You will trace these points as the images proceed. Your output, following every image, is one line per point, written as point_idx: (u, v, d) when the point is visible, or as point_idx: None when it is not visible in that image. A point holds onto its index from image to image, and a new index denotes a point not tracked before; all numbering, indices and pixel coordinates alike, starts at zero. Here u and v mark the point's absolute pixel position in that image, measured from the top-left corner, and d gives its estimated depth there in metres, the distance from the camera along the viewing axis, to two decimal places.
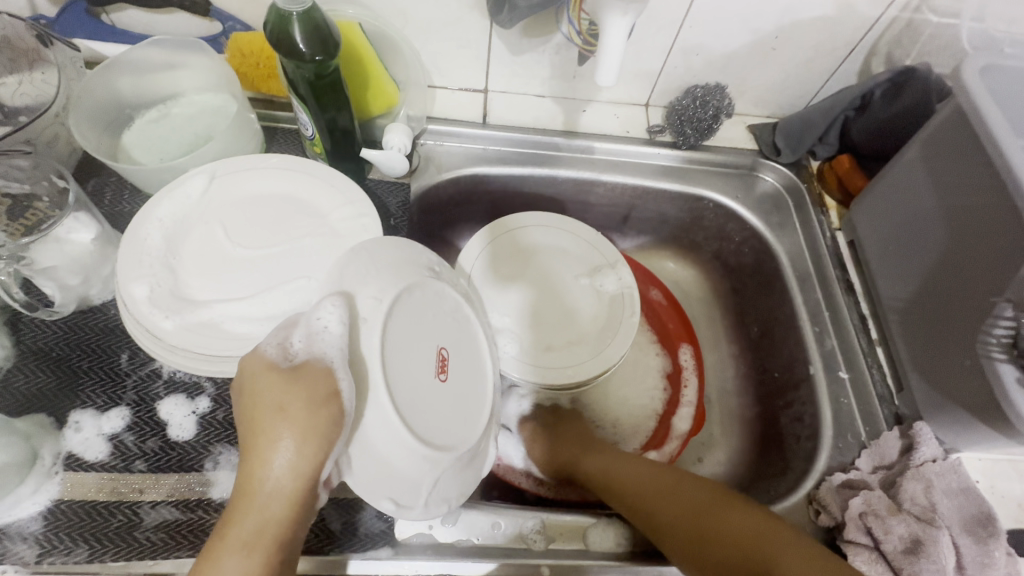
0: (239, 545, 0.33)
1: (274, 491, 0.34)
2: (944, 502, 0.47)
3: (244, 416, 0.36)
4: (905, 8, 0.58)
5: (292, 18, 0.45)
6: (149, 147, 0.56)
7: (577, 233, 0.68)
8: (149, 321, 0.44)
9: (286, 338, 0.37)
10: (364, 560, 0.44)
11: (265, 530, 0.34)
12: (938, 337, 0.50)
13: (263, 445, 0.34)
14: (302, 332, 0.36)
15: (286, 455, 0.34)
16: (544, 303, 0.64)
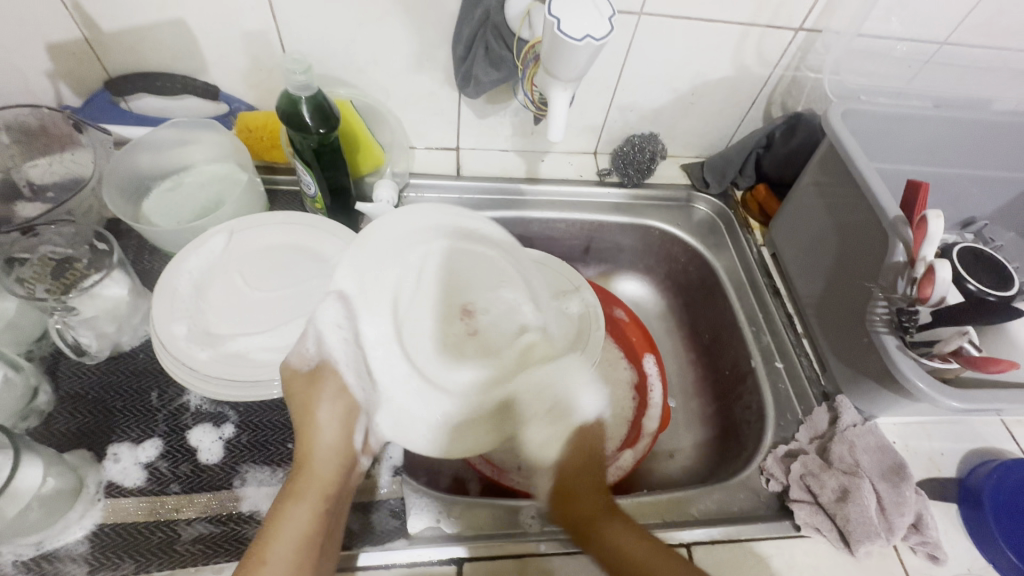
0: (302, 498, 0.46)
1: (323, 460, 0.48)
2: (865, 457, 0.56)
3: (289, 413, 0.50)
4: (787, 68, 0.74)
5: (301, 100, 0.56)
6: (167, 212, 0.64)
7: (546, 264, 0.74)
8: (184, 355, 0.52)
9: (300, 347, 0.50)
10: (387, 551, 0.50)
11: (319, 481, 0.47)
12: (844, 323, 0.61)
13: (308, 427, 0.49)
14: (313, 337, 0.50)
15: (327, 433, 0.49)
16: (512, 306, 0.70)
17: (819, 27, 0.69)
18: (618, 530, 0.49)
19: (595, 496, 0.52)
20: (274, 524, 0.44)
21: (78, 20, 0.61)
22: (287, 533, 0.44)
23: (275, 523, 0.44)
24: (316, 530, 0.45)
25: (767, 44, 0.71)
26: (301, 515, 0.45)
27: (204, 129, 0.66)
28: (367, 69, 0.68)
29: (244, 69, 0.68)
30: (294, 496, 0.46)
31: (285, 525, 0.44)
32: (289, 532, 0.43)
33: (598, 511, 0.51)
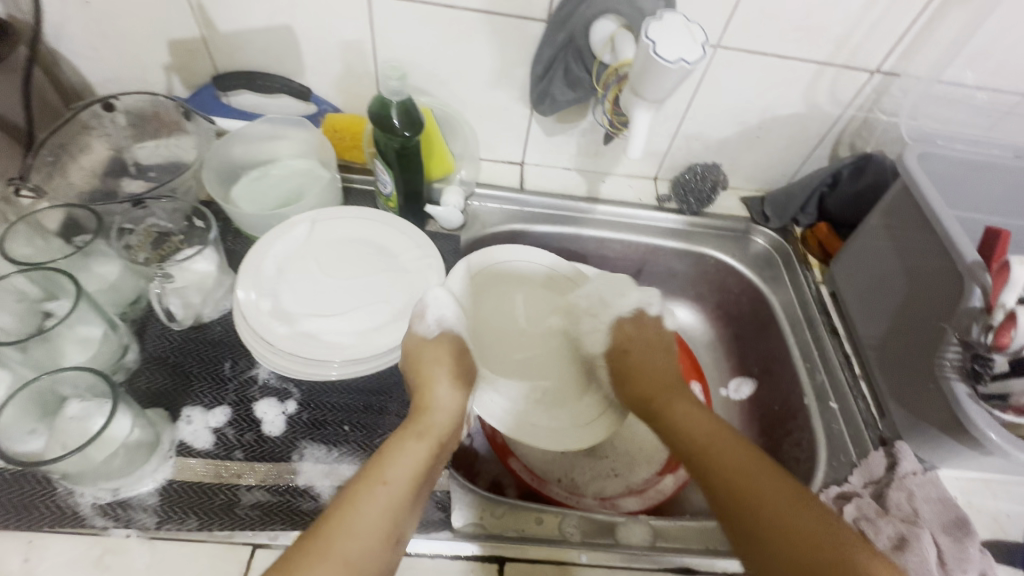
0: (413, 448, 0.48)
1: (441, 414, 0.52)
2: (925, 508, 0.54)
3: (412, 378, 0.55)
4: (859, 109, 0.74)
5: (392, 104, 0.60)
6: (254, 199, 0.69)
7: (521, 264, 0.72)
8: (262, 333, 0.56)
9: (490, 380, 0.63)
10: (435, 542, 0.51)
11: (434, 429, 0.51)
12: (908, 367, 0.60)
13: (433, 379, 0.53)
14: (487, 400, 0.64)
15: (446, 390, 0.54)
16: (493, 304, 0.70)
17: (897, 71, 0.69)
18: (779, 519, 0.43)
19: (759, 473, 0.46)
20: (378, 477, 0.45)
21: (200, 21, 0.67)
22: (395, 475, 0.46)
23: (380, 465, 0.46)
24: (417, 479, 0.47)
25: (841, 84, 0.71)
26: (411, 457, 0.47)
27: (293, 125, 0.72)
28: (448, 82, 0.73)
29: (336, 73, 0.73)
30: (412, 433, 0.49)
31: (387, 474, 0.45)
32: (399, 474, 0.46)
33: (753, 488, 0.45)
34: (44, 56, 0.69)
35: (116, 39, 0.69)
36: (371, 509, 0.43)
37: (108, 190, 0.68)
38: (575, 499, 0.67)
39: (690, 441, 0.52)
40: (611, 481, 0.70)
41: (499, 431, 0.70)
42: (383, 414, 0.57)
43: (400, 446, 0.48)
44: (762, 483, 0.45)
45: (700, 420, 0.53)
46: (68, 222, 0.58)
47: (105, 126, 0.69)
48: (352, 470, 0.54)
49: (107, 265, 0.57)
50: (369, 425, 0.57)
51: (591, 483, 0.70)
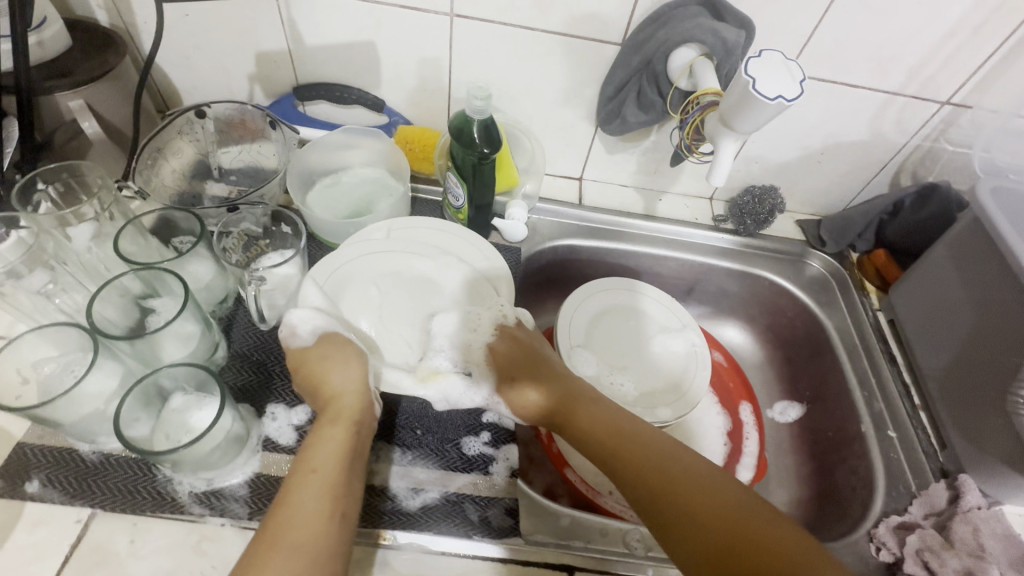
0: (331, 432, 0.51)
1: (349, 394, 0.54)
2: (991, 543, 0.54)
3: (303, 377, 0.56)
4: (925, 138, 0.74)
5: (473, 122, 0.63)
6: (328, 205, 0.72)
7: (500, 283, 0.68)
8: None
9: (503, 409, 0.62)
10: (477, 543, 0.52)
11: (346, 410, 0.53)
12: (972, 402, 0.61)
13: (325, 370, 0.55)
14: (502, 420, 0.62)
15: (342, 375, 0.55)
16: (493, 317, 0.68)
17: (968, 103, 0.69)
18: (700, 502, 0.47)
19: (673, 471, 0.50)
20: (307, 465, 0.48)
21: (288, 35, 0.70)
22: (317, 461, 0.48)
23: (307, 458, 0.49)
24: (343, 459, 0.49)
25: (909, 114, 0.72)
26: (330, 441, 0.50)
27: (367, 136, 0.75)
28: (518, 98, 0.75)
29: (411, 87, 0.75)
30: (325, 422, 0.52)
31: (316, 462, 0.48)
32: (322, 459, 0.48)
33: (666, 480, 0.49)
34: (141, 64, 0.73)
35: (208, 50, 0.72)
36: (306, 497, 0.45)
37: (194, 192, 0.72)
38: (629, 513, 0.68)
39: (602, 445, 0.55)
40: None
41: (554, 441, 0.73)
42: (454, 420, 0.61)
43: (320, 437, 0.50)
44: (676, 475, 0.49)
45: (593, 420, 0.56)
46: (165, 222, 0.61)
47: (195, 132, 0.73)
48: (425, 472, 0.56)
49: (200, 264, 0.59)
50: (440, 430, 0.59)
51: None
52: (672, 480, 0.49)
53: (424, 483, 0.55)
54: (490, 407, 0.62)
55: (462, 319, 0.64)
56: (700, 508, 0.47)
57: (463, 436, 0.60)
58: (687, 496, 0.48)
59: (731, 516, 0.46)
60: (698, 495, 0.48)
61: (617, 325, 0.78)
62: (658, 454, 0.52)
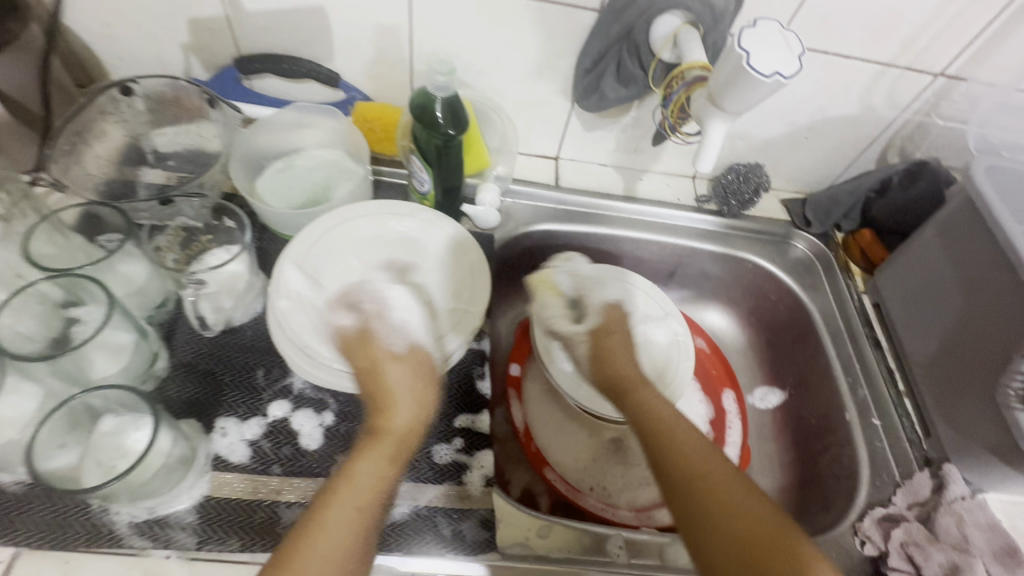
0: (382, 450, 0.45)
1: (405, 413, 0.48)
2: (975, 534, 0.54)
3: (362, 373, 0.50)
4: (915, 112, 0.71)
5: (436, 99, 0.56)
6: (280, 193, 0.66)
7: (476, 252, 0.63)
8: (314, 343, 0.52)
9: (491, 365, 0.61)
10: (453, 561, 0.49)
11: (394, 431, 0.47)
12: (960, 390, 0.59)
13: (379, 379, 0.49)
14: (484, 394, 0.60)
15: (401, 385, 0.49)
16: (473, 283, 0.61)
17: (961, 75, 0.66)
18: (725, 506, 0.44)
19: (735, 499, 0.45)
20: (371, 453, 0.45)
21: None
22: (359, 481, 0.42)
23: (349, 472, 0.43)
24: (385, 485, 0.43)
25: (901, 87, 0.68)
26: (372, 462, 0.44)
27: (322, 114, 0.68)
28: (487, 71, 0.68)
29: (368, 58, 0.68)
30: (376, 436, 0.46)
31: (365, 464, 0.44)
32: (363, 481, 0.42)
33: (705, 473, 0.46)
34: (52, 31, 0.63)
35: (131, 16, 0.63)
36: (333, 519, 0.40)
37: (126, 181, 0.64)
38: (610, 512, 0.67)
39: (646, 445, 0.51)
40: (643, 490, 0.70)
41: (533, 439, 0.70)
42: (425, 425, 0.57)
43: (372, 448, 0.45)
44: (737, 504, 0.44)
45: (658, 407, 0.54)
46: (88, 218, 0.54)
47: (121, 111, 0.65)
48: None
49: (133, 265, 0.53)
50: None
51: (623, 493, 0.69)
52: (701, 471, 0.47)
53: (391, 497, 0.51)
54: (461, 411, 0.59)
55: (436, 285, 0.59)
56: (750, 540, 0.42)
57: (432, 445, 0.56)
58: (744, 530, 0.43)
59: (766, 539, 0.42)
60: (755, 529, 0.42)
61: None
62: (728, 480, 0.46)
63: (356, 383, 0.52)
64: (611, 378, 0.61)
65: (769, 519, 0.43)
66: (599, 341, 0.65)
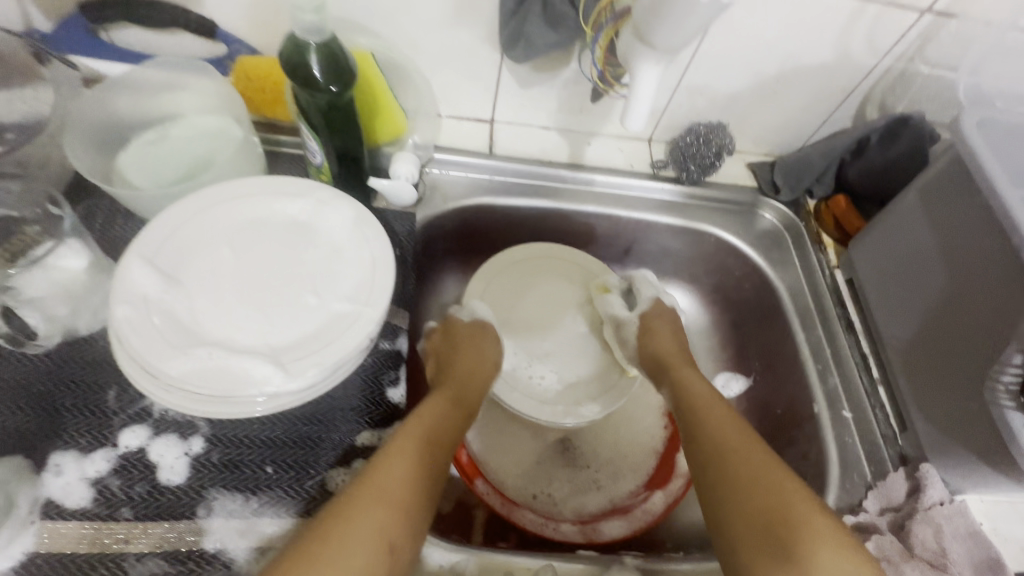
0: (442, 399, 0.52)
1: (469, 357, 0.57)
2: (954, 547, 0.47)
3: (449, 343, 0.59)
4: (899, 58, 0.61)
5: (309, 48, 0.44)
6: (146, 170, 0.54)
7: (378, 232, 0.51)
8: (159, 363, 0.41)
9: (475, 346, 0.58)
10: None
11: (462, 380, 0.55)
12: (943, 380, 0.51)
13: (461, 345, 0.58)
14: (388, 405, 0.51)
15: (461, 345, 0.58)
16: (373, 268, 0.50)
17: (953, 12, 0.56)
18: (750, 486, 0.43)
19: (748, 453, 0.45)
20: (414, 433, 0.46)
21: None
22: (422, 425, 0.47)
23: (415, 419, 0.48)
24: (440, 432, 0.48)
25: (884, 27, 0.58)
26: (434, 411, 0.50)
27: (193, 71, 0.56)
28: (393, 15, 0.56)
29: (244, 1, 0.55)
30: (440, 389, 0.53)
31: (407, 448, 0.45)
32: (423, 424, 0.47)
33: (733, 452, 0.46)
34: None
35: None
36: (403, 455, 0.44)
37: None
38: (549, 527, 0.58)
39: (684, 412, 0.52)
40: (591, 497, 0.62)
41: (464, 448, 0.61)
42: (319, 446, 0.47)
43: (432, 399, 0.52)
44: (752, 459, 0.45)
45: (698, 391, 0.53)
46: None
47: None
48: (274, 525, 0.43)
49: None
50: (299, 463, 0.46)
51: (568, 502, 0.62)
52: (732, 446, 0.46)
53: (270, 540, 0.43)
54: (365, 427, 0.49)
55: (333, 280, 0.48)
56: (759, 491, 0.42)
57: (326, 470, 0.46)
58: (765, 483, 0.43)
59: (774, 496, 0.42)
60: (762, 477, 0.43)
61: (539, 300, 0.66)
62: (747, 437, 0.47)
63: (218, 408, 0.41)
64: (653, 360, 0.58)
65: (784, 490, 0.42)
66: (645, 329, 0.60)
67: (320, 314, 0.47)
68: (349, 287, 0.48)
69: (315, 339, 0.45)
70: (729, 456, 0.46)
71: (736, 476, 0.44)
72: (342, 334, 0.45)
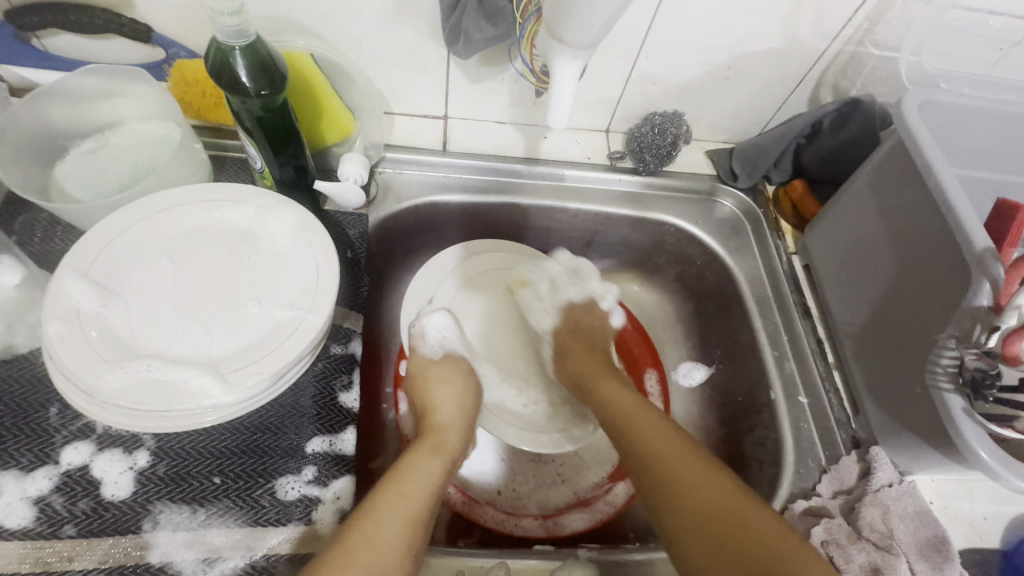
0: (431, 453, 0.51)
1: (449, 414, 0.56)
2: (900, 527, 0.48)
3: (416, 386, 0.59)
4: (847, 41, 0.60)
5: (234, 50, 0.43)
6: (87, 181, 0.53)
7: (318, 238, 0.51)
8: (91, 378, 0.40)
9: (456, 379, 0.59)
10: None
11: (446, 447, 0.53)
12: (891, 365, 0.51)
13: (439, 391, 0.57)
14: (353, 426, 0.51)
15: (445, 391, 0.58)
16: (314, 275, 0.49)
17: None
18: (686, 488, 0.46)
19: (677, 451, 0.49)
20: (393, 496, 0.44)
21: None
22: (413, 487, 0.46)
23: (400, 477, 0.46)
24: (432, 490, 0.47)
25: (830, 11, 0.57)
26: (426, 467, 0.49)
27: (129, 78, 0.54)
28: (332, 13, 0.55)
29: (177, 4, 0.54)
30: (427, 450, 0.51)
31: (385, 521, 0.42)
32: (417, 484, 0.46)
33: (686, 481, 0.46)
34: None
35: None
36: (392, 513, 0.43)
37: None
38: (512, 523, 0.59)
39: (613, 416, 0.55)
40: (556, 491, 0.63)
41: None
42: (269, 454, 0.47)
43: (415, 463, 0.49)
44: (677, 457, 0.48)
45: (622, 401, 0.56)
46: None
47: None
48: (222, 536, 0.43)
49: None
50: (247, 473, 0.46)
51: (532, 496, 0.62)
52: (656, 450, 0.49)
53: (218, 551, 0.42)
54: (316, 433, 0.49)
55: (275, 287, 0.48)
56: (695, 487, 0.45)
57: (276, 478, 0.46)
58: (692, 480, 0.46)
59: (709, 492, 0.45)
60: (690, 472, 0.46)
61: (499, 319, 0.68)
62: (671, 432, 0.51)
63: (155, 422, 0.41)
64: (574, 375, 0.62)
65: (712, 483, 0.45)
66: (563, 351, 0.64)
67: (262, 322, 0.46)
68: (292, 292, 0.48)
69: (257, 349, 0.44)
70: (659, 457, 0.49)
71: (668, 476, 0.47)
72: (285, 342, 0.45)
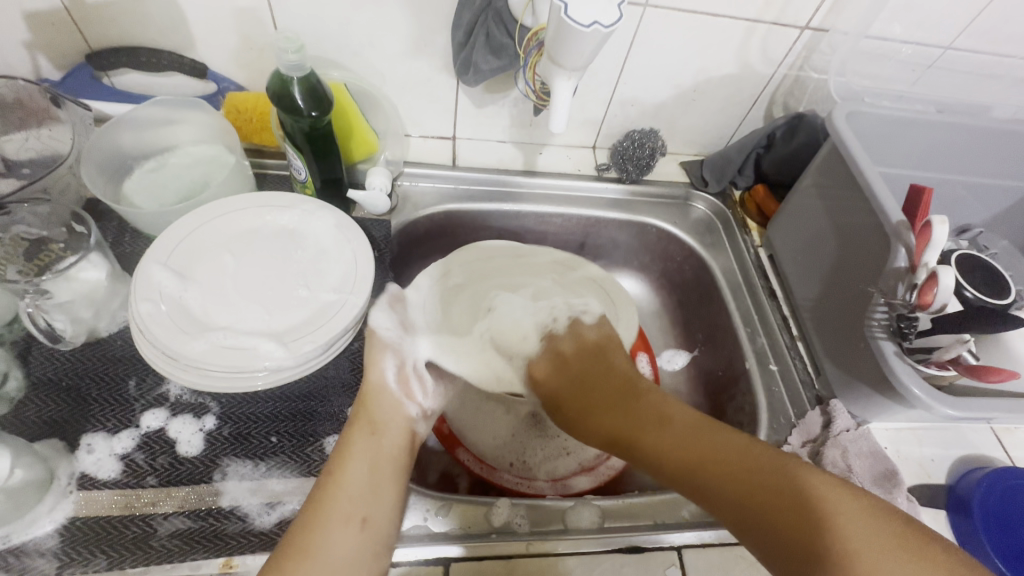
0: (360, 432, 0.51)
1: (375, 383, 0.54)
2: (857, 463, 0.57)
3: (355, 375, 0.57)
4: (790, 67, 0.73)
5: (292, 81, 0.53)
6: (149, 193, 0.62)
7: (352, 236, 0.60)
8: (175, 345, 0.48)
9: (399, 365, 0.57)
10: None
11: (371, 414, 0.53)
12: (841, 329, 0.61)
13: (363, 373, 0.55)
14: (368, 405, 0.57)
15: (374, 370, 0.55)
16: (351, 266, 0.58)
17: (825, 27, 0.68)
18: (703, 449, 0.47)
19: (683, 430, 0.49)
20: (327, 483, 0.47)
21: None
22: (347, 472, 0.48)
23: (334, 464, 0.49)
24: (370, 467, 0.49)
25: (773, 42, 0.70)
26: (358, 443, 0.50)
27: (188, 107, 0.64)
28: (361, 52, 0.66)
29: (233, 47, 0.64)
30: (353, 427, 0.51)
31: (332, 510, 0.45)
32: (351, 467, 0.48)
33: (711, 455, 0.46)
34: None
35: None
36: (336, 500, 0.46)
37: None
38: (526, 485, 0.66)
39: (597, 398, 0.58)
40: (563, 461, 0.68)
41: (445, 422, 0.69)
42: (316, 418, 0.55)
43: (349, 447, 0.50)
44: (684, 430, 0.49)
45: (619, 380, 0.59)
46: None
47: None
48: (281, 484, 0.50)
49: None
50: (299, 433, 0.53)
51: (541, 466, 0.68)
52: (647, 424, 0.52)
53: (279, 495, 0.49)
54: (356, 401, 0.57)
55: (319, 275, 0.57)
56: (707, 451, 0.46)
57: (324, 437, 0.54)
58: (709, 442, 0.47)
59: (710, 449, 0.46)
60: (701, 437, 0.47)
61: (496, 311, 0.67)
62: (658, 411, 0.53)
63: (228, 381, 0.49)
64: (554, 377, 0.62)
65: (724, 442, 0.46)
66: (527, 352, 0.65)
67: (310, 302, 0.54)
68: (334, 279, 0.57)
69: (308, 324, 0.53)
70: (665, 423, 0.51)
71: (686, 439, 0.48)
72: (331, 319, 0.53)
